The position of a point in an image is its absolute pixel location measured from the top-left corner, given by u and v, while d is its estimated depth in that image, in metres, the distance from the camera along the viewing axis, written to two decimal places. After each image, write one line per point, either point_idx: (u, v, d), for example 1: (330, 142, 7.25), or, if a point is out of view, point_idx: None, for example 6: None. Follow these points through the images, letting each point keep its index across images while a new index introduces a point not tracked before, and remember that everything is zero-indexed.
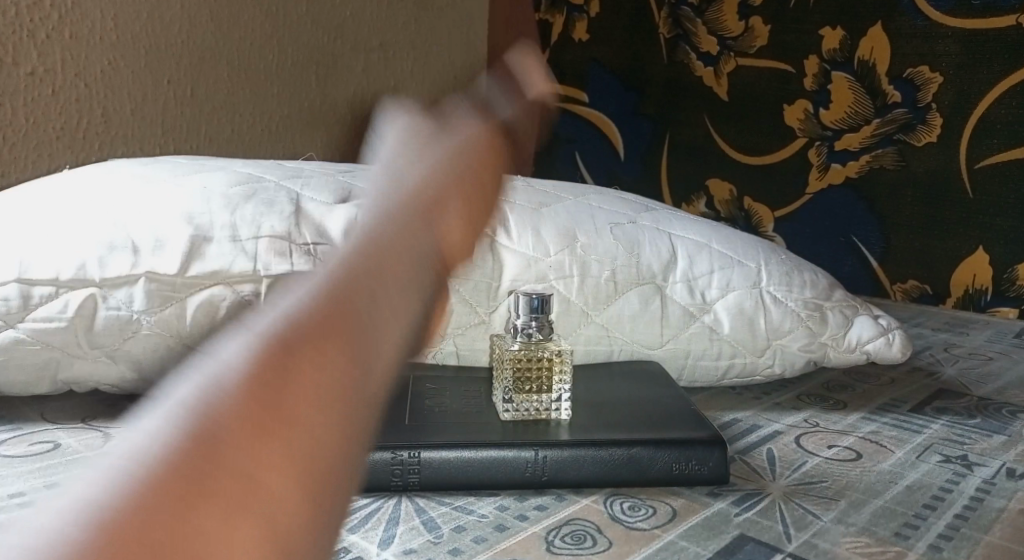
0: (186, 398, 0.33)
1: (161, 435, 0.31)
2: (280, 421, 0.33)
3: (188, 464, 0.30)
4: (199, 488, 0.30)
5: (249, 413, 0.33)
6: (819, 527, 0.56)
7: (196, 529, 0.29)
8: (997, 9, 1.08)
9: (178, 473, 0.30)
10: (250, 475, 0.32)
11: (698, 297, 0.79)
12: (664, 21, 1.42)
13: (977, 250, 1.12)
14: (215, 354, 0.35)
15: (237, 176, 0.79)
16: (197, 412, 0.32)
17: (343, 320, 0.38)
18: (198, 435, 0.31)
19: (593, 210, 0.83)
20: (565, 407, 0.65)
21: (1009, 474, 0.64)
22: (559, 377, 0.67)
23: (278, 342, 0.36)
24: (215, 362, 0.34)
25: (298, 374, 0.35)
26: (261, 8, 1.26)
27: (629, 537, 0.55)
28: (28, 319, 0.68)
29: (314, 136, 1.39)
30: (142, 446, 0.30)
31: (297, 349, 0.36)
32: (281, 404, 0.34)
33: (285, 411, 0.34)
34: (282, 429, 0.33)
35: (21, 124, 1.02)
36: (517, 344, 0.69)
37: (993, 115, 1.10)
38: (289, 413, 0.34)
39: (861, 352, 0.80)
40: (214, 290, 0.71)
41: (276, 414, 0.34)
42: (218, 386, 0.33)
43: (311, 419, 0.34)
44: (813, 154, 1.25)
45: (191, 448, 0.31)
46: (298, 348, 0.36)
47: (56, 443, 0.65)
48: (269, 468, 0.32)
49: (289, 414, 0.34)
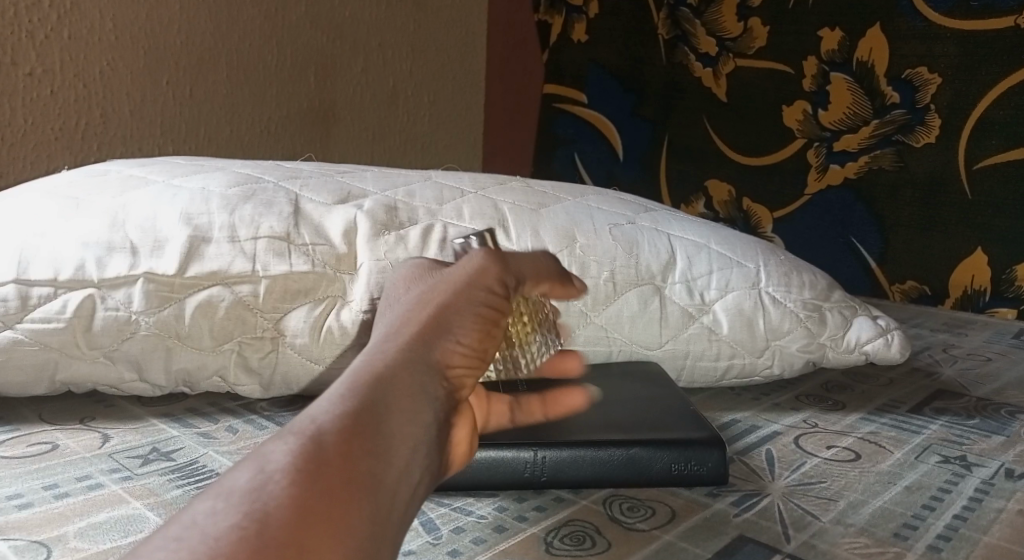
0: (283, 463, 0.41)
1: (267, 492, 0.39)
2: (357, 483, 0.41)
3: (288, 518, 0.38)
4: (296, 540, 0.38)
5: (331, 480, 0.40)
6: (817, 528, 0.56)
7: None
8: (995, 10, 1.08)
9: (281, 525, 0.38)
10: (332, 532, 0.39)
11: (696, 297, 0.79)
12: (663, 22, 1.42)
13: (976, 251, 1.12)
14: (303, 422, 0.43)
15: (236, 176, 0.79)
16: (292, 474, 0.40)
17: (404, 408, 0.45)
18: (291, 496, 0.39)
19: (592, 210, 0.83)
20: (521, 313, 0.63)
21: (1008, 475, 0.64)
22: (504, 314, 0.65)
23: (359, 418, 0.43)
24: (302, 430, 0.42)
25: (376, 452, 0.42)
26: (260, 9, 1.26)
27: (627, 538, 0.55)
28: (25, 320, 0.68)
29: (313, 137, 1.38)
30: (252, 499, 0.39)
31: (370, 428, 0.43)
32: (358, 470, 0.41)
33: (361, 477, 0.41)
34: (359, 491, 0.41)
35: (19, 124, 1.03)
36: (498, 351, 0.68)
37: (991, 115, 1.10)
38: (366, 480, 0.41)
39: (860, 352, 0.80)
40: (212, 291, 0.71)
41: (355, 477, 0.41)
42: (306, 452, 0.41)
43: (384, 488, 0.41)
44: (811, 154, 1.26)
45: (287, 508, 0.39)
46: (378, 429, 0.43)
47: (55, 444, 0.65)
48: (346, 526, 0.39)
49: (366, 481, 0.41)
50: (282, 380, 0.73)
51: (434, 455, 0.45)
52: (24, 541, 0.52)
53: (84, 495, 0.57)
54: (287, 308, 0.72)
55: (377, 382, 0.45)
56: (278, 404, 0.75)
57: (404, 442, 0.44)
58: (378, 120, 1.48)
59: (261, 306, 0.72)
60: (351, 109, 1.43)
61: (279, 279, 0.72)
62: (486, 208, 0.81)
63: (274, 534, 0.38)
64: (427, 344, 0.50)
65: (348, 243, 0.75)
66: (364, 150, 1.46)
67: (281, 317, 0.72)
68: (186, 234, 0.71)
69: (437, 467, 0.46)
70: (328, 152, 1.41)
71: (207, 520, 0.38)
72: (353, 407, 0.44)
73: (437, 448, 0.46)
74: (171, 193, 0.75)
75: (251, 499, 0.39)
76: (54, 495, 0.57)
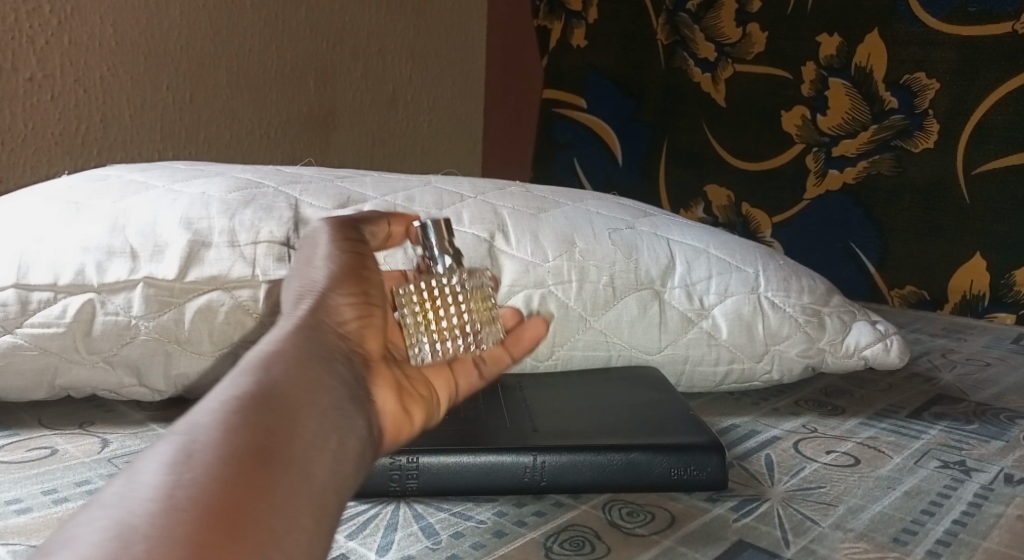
0: (168, 458, 0.35)
1: (158, 489, 0.34)
2: (270, 463, 0.37)
3: (192, 509, 0.33)
4: (208, 530, 0.33)
5: (239, 463, 0.36)
6: (817, 533, 0.56)
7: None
8: (993, 16, 1.08)
9: (184, 516, 0.33)
10: (248, 515, 0.34)
11: (695, 303, 0.79)
12: (662, 27, 1.42)
13: (974, 256, 1.13)
14: (183, 417, 0.38)
15: (236, 181, 0.79)
16: (185, 466, 0.35)
17: (302, 385, 0.41)
18: (191, 485, 0.34)
19: (591, 215, 0.83)
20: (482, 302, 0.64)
21: (1007, 480, 0.64)
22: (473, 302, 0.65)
23: (254, 401, 0.39)
24: (187, 421, 0.37)
25: (284, 431, 0.38)
26: (260, 14, 1.27)
27: (627, 543, 0.55)
28: (25, 324, 0.68)
29: (312, 141, 1.38)
30: (142, 497, 0.33)
31: (271, 409, 0.39)
32: (268, 451, 0.37)
33: (273, 457, 0.37)
34: (272, 471, 0.36)
35: (19, 129, 1.03)
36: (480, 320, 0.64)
37: (989, 121, 1.10)
38: (280, 460, 0.37)
39: (860, 357, 0.80)
40: (213, 295, 0.71)
41: (266, 458, 0.37)
42: (198, 440, 0.36)
43: (303, 468, 0.38)
44: (810, 159, 1.26)
45: (189, 499, 0.34)
46: (280, 409, 0.39)
47: (54, 449, 0.65)
48: (263, 508, 0.35)
49: (279, 461, 0.37)
50: None
51: (351, 432, 0.42)
52: (24, 546, 0.52)
53: (83, 500, 0.57)
54: None
55: (264, 364, 0.41)
56: None
57: (312, 419, 0.40)
58: (377, 125, 1.48)
59: (261, 311, 0.72)
60: (350, 113, 1.43)
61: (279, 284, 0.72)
62: (485, 213, 0.81)
63: (178, 527, 0.33)
64: (311, 327, 0.46)
65: None
66: (364, 155, 1.47)
67: None
68: (186, 238, 0.72)
69: (359, 445, 0.42)
70: (327, 157, 1.41)
71: (85, 529, 0.32)
72: (242, 391, 0.39)
73: (353, 426, 0.42)
74: (171, 197, 0.75)
75: (139, 498, 0.33)
76: (53, 501, 0.57)
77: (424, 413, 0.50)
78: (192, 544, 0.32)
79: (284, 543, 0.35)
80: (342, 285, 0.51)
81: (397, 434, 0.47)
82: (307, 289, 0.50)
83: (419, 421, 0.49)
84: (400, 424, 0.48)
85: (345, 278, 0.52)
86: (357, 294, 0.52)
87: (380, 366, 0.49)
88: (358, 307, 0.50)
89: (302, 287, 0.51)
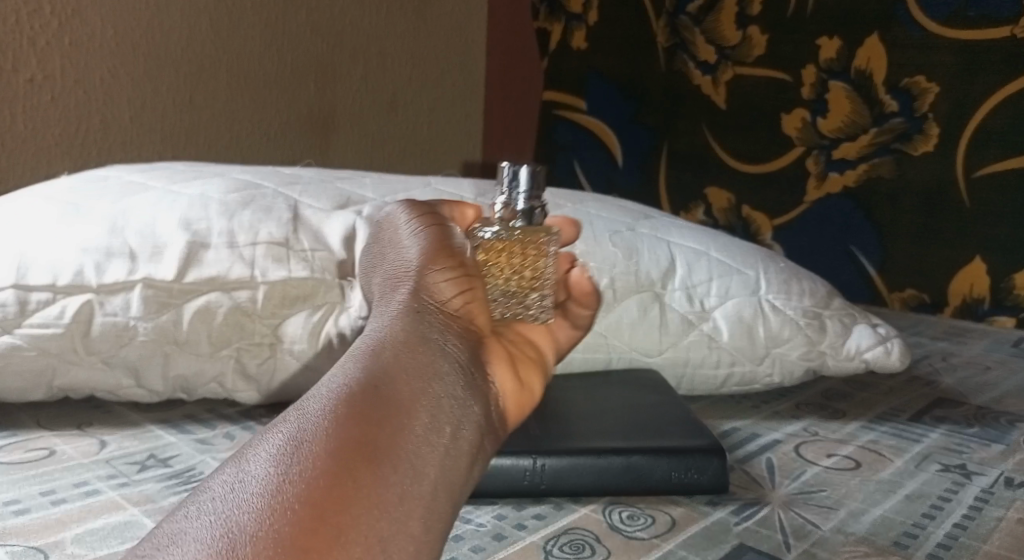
0: (275, 455, 0.38)
1: (264, 487, 0.36)
2: (375, 462, 0.38)
3: (295, 510, 0.35)
4: (309, 532, 0.35)
5: (343, 463, 0.37)
6: (818, 537, 0.56)
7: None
8: (992, 19, 1.08)
9: (288, 516, 0.35)
10: (350, 518, 0.36)
11: (696, 305, 0.79)
12: (663, 30, 1.43)
13: (974, 260, 1.12)
14: (297, 410, 0.40)
15: (235, 182, 0.79)
16: (291, 465, 0.37)
17: (410, 376, 0.41)
18: (296, 486, 0.36)
19: (591, 217, 0.83)
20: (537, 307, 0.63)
21: (1008, 483, 0.64)
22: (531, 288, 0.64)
23: (363, 396, 0.40)
24: (298, 418, 0.39)
25: (388, 427, 0.39)
26: (260, 16, 1.26)
27: (627, 547, 0.55)
28: (23, 325, 0.67)
29: (312, 143, 1.38)
30: (250, 495, 0.36)
31: (379, 404, 0.40)
32: (374, 449, 0.38)
33: (378, 456, 0.38)
34: (378, 470, 0.38)
35: (18, 130, 1.03)
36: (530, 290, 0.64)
37: (990, 124, 1.10)
38: (388, 458, 0.38)
39: (860, 360, 0.80)
40: (211, 296, 0.70)
41: (372, 456, 0.38)
42: (305, 440, 0.38)
43: (407, 466, 0.38)
44: (810, 162, 1.26)
45: (293, 499, 0.36)
46: (389, 402, 0.40)
47: (52, 450, 0.65)
48: (366, 508, 0.36)
49: (385, 459, 0.38)
50: (281, 386, 0.73)
51: (466, 422, 0.42)
52: (21, 547, 0.52)
53: (81, 502, 0.57)
54: (285, 314, 0.72)
55: (375, 355, 0.42)
56: (276, 411, 0.75)
57: (423, 411, 0.40)
58: (377, 127, 1.48)
59: (259, 312, 0.72)
60: (349, 115, 1.43)
61: (278, 285, 0.72)
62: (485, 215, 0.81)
63: (282, 528, 0.35)
64: (418, 307, 0.46)
65: (347, 250, 0.75)
66: (363, 156, 1.46)
67: (280, 323, 0.72)
68: (185, 240, 0.71)
69: (476, 433, 0.42)
70: (327, 159, 1.41)
71: (206, 514, 0.36)
72: (352, 386, 0.40)
73: (469, 413, 0.42)
74: (170, 198, 0.75)
75: (246, 495, 0.36)
76: (51, 502, 0.57)
77: (535, 389, 0.48)
78: (295, 547, 0.34)
79: (388, 543, 0.36)
80: (444, 256, 0.50)
81: (516, 412, 0.46)
82: (409, 267, 0.50)
83: (533, 398, 0.47)
84: (518, 402, 0.46)
85: (444, 247, 0.50)
86: (458, 263, 0.49)
87: (489, 340, 0.48)
88: (462, 277, 0.48)
89: (403, 265, 0.51)
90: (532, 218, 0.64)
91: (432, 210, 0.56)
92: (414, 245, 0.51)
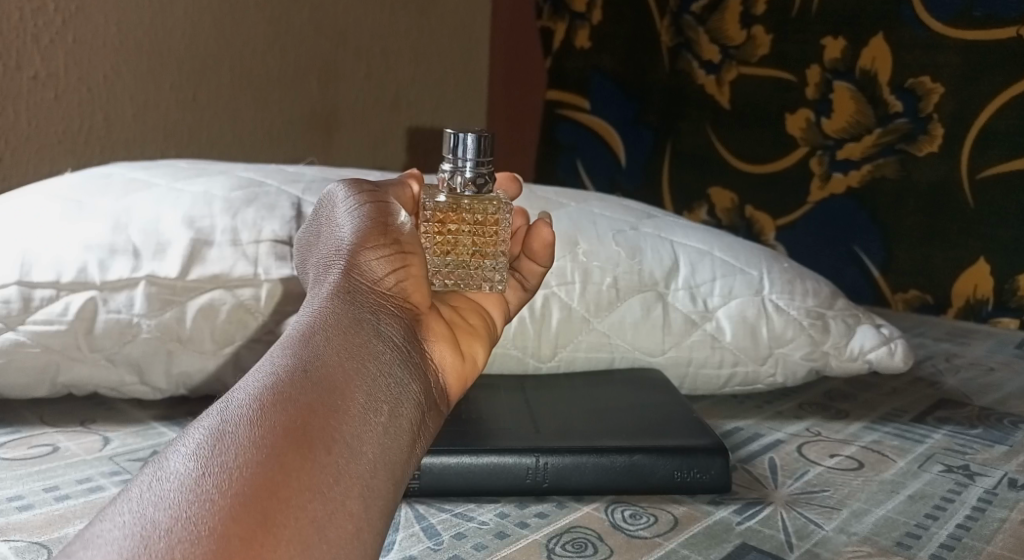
0: (202, 447, 0.38)
1: (184, 481, 0.37)
2: (310, 446, 0.39)
3: (222, 501, 0.36)
4: (236, 520, 0.35)
5: (274, 449, 0.38)
6: (820, 537, 0.56)
7: (248, 550, 0.35)
8: (998, 20, 1.08)
9: (212, 508, 0.36)
10: (287, 503, 0.37)
11: (699, 304, 0.79)
12: (666, 30, 1.42)
13: (979, 262, 1.13)
14: (220, 403, 0.40)
15: (238, 180, 0.79)
16: (213, 458, 0.37)
17: (347, 360, 0.43)
18: (222, 475, 0.37)
19: (595, 216, 0.83)
20: (498, 281, 0.64)
21: (1011, 485, 0.64)
22: (490, 257, 0.65)
23: (294, 381, 0.41)
24: (221, 410, 0.40)
25: (326, 410, 0.40)
26: (263, 13, 1.26)
27: (629, 545, 0.55)
28: (27, 321, 0.67)
29: (314, 141, 1.38)
30: (171, 489, 0.36)
31: (311, 388, 0.41)
32: (308, 433, 0.39)
33: (311, 439, 0.39)
34: (312, 454, 0.38)
35: (22, 128, 1.03)
36: (487, 261, 0.64)
37: (994, 125, 1.10)
38: (322, 441, 0.39)
39: (864, 361, 0.79)
40: (214, 294, 0.71)
41: (306, 440, 0.39)
42: (230, 430, 0.38)
43: (349, 447, 0.40)
44: (814, 162, 1.26)
45: (217, 490, 0.36)
46: (322, 385, 0.41)
47: (55, 446, 0.65)
48: (300, 492, 0.37)
49: (320, 442, 0.39)
50: None
51: (403, 400, 0.43)
52: (25, 542, 0.52)
53: (85, 498, 0.57)
54: (289, 310, 0.72)
55: (304, 339, 0.43)
56: None
57: (358, 391, 0.42)
58: (379, 124, 1.48)
59: (262, 309, 0.72)
60: (352, 114, 1.43)
61: (280, 282, 0.72)
62: None
63: (208, 517, 0.35)
64: (348, 290, 0.47)
65: None
66: (365, 155, 1.47)
67: (283, 318, 0.72)
68: (188, 237, 0.72)
69: (414, 410, 0.44)
70: (328, 157, 1.41)
71: (133, 514, 0.36)
72: (279, 373, 0.41)
73: (405, 391, 0.44)
74: (174, 195, 0.75)
75: (166, 491, 0.36)
76: (54, 498, 0.57)
77: (475, 363, 0.52)
78: (221, 535, 0.35)
79: (324, 526, 0.37)
80: (372, 240, 0.50)
81: (458, 384, 0.49)
82: (334, 252, 0.50)
83: (473, 371, 0.51)
84: (459, 376, 0.50)
85: (375, 230, 0.51)
86: (387, 246, 0.50)
87: (427, 320, 0.50)
88: (393, 259, 0.50)
89: (330, 248, 0.51)
90: (481, 185, 0.63)
91: (368, 188, 0.55)
92: (343, 229, 0.51)
